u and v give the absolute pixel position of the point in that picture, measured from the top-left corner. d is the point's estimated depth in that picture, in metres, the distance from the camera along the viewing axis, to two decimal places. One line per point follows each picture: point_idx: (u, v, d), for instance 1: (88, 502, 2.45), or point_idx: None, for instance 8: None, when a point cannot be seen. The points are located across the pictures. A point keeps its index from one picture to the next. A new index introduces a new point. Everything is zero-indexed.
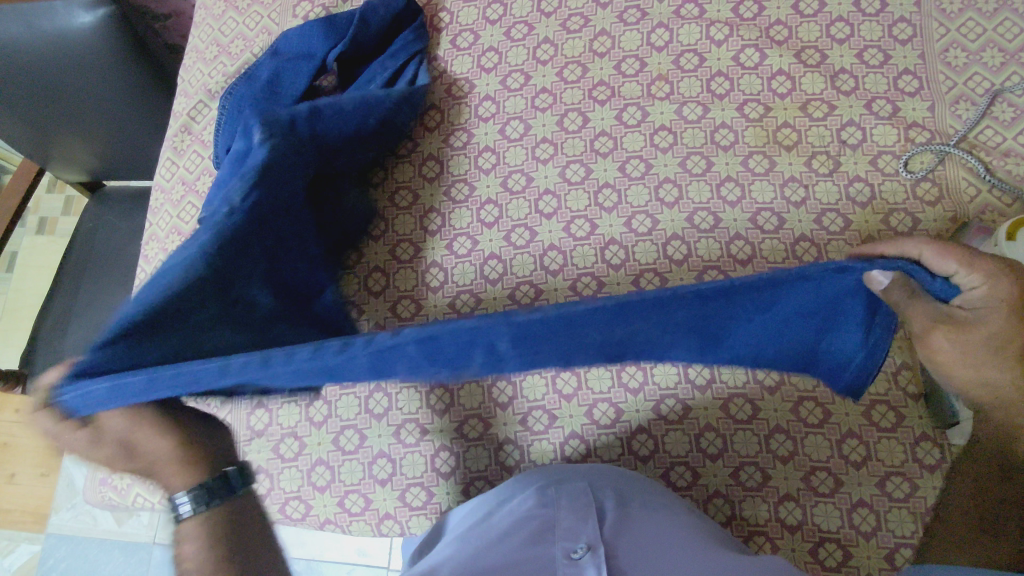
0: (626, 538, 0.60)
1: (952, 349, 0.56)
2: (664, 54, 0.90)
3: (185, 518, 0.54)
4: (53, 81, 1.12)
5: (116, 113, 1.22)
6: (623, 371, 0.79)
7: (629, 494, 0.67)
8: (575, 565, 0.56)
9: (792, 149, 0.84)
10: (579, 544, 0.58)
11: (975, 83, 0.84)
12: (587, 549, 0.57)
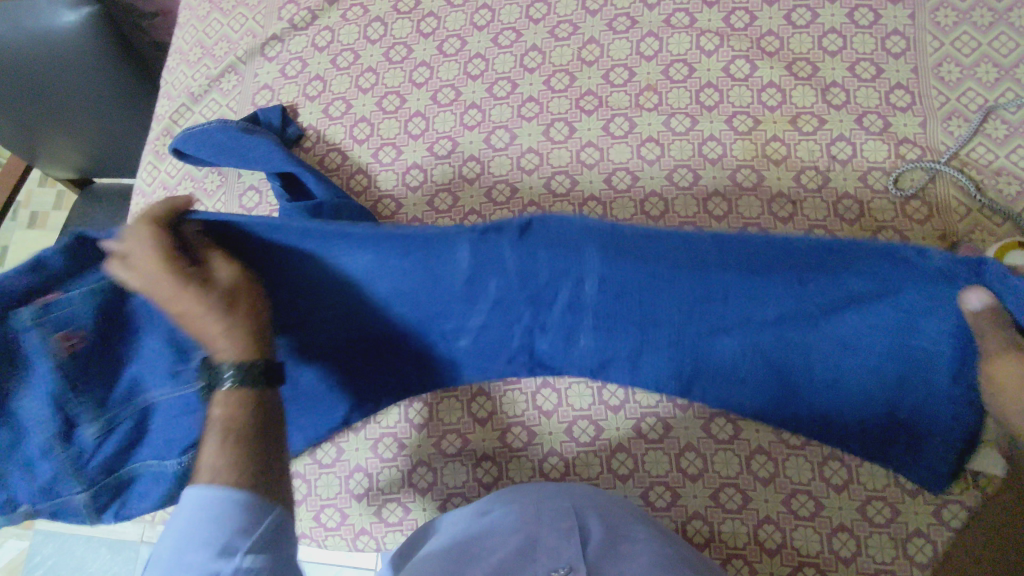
0: (612, 558, 0.57)
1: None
2: (653, 64, 0.89)
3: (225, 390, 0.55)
4: (41, 79, 1.11)
5: (105, 111, 1.21)
6: (603, 389, 0.79)
7: (614, 521, 0.65)
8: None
9: (781, 163, 0.83)
10: (562, 564, 0.56)
11: (968, 99, 0.82)
12: (569, 571, 0.55)
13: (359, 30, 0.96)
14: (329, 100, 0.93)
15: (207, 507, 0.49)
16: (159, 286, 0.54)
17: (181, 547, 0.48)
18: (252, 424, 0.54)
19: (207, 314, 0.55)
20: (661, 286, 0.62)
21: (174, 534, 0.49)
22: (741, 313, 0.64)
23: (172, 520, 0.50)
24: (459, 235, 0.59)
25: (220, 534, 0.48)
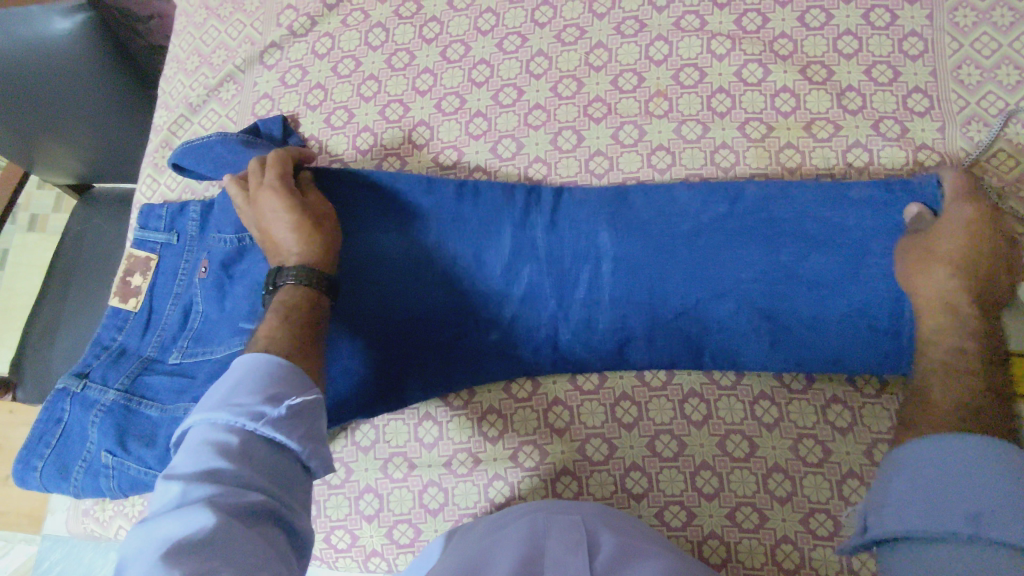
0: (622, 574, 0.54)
1: (935, 272, 0.63)
2: (663, 68, 0.86)
3: (287, 281, 0.66)
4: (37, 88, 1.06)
5: (103, 124, 1.17)
6: (616, 406, 0.78)
7: (627, 539, 0.62)
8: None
9: (796, 171, 0.81)
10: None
11: (988, 103, 0.80)
12: None
13: (360, 36, 0.93)
14: (330, 110, 0.91)
15: (259, 367, 0.54)
16: (262, 200, 0.70)
17: (231, 394, 0.52)
18: (301, 316, 0.63)
19: (282, 215, 0.69)
20: (674, 247, 0.73)
21: (224, 387, 0.53)
22: (727, 278, 0.71)
23: (220, 382, 0.54)
24: (506, 215, 0.77)
25: (265, 387, 0.53)
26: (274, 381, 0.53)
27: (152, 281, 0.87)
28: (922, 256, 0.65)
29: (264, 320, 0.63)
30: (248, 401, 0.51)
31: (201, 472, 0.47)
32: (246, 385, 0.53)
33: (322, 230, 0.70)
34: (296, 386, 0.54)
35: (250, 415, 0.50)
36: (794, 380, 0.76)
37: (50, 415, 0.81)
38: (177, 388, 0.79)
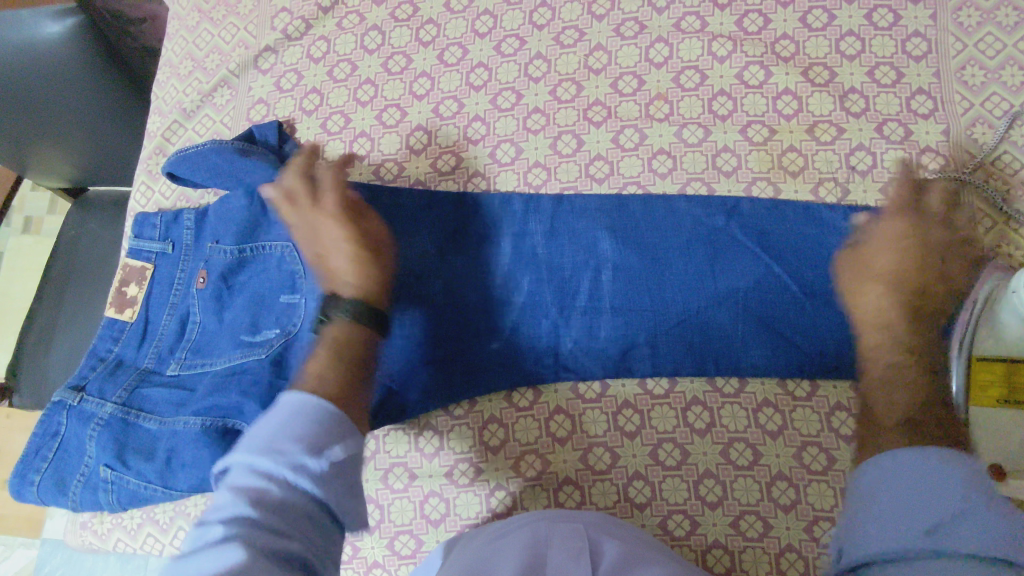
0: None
1: (866, 291, 0.67)
2: (663, 71, 0.85)
3: (336, 315, 0.63)
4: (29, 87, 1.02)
5: (99, 119, 1.14)
6: (618, 414, 0.77)
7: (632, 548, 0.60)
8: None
9: (798, 175, 0.80)
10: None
11: (993, 104, 0.79)
12: None
13: (356, 39, 0.92)
14: (327, 115, 0.90)
15: (307, 411, 0.50)
16: (320, 225, 0.71)
17: (277, 438, 0.48)
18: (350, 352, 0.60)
19: (343, 244, 0.69)
20: (668, 257, 0.77)
21: (269, 429, 0.49)
22: (717, 286, 0.75)
23: (262, 419, 0.50)
24: (507, 225, 0.81)
25: (312, 435, 0.49)
26: (324, 430, 0.49)
27: (147, 291, 0.86)
28: (858, 267, 0.69)
29: (314, 354, 0.59)
30: (296, 453, 0.47)
31: (237, 528, 0.43)
32: (293, 431, 0.49)
33: (378, 262, 0.68)
34: (342, 435, 0.50)
35: (295, 467, 0.47)
36: (798, 387, 0.75)
37: (47, 428, 0.80)
38: (175, 399, 0.78)
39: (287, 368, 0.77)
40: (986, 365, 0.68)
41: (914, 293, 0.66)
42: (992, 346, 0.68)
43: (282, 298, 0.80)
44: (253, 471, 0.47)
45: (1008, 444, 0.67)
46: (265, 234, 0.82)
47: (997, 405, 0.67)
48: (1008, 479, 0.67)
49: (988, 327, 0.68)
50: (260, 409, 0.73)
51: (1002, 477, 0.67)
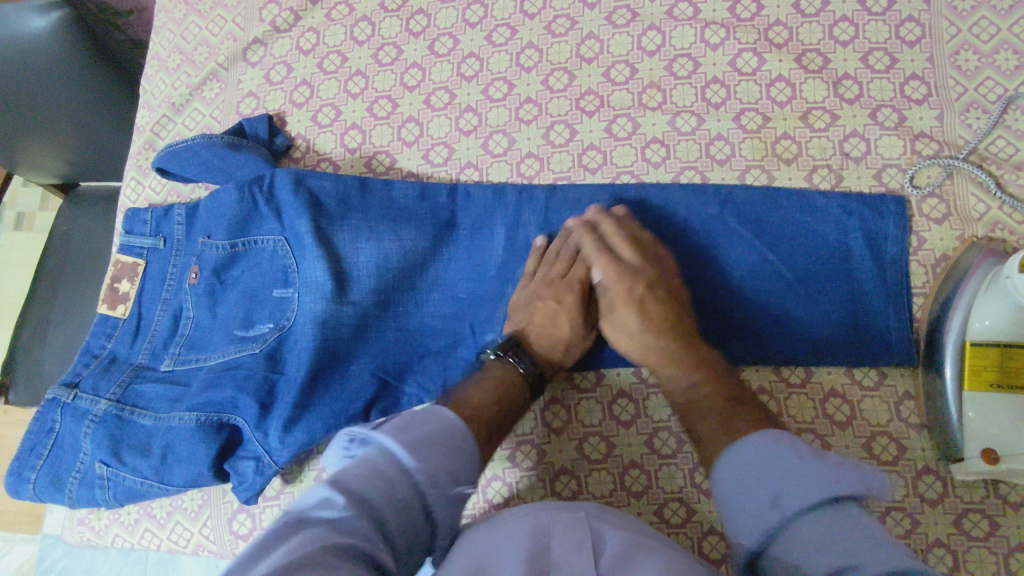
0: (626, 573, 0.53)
1: (618, 338, 0.74)
2: (655, 59, 0.84)
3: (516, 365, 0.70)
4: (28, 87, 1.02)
5: (96, 119, 1.14)
6: (614, 403, 0.77)
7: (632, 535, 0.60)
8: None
9: (792, 162, 0.80)
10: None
11: (986, 89, 0.78)
12: None
13: (345, 30, 0.91)
14: (317, 107, 0.89)
15: (455, 431, 0.58)
16: (558, 284, 0.76)
17: (423, 438, 0.55)
18: (511, 404, 0.67)
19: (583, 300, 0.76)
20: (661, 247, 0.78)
21: (414, 431, 0.56)
22: (710, 275, 0.77)
23: (412, 421, 0.57)
24: (500, 215, 0.81)
25: (448, 457, 0.55)
26: (461, 455, 0.56)
27: (140, 287, 0.86)
28: (608, 321, 0.75)
29: (481, 388, 0.67)
30: (437, 461, 0.54)
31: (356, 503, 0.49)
32: (437, 440, 0.56)
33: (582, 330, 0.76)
34: (473, 470, 0.57)
35: (427, 475, 0.53)
36: (793, 374, 0.75)
37: (41, 426, 0.80)
38: (171, 396, 0.78)
39: (281, 363, 0.77)
40: (980, 350, 0.68)
41: (660, 321, 0.72)
42: (986, 330, 0.68)
43: (274, 293, 0.80)
44: (391, 453, 0.54)
45: (1001, 427, 0.67)
46: (256, 229, 0.81)
47: (988, 388, 0.68)
48: (1002, 462, 0.66)
49: (982, 311, 0.68)
50: (255, 403, 0.74)
51: (994, 460, 0.67)
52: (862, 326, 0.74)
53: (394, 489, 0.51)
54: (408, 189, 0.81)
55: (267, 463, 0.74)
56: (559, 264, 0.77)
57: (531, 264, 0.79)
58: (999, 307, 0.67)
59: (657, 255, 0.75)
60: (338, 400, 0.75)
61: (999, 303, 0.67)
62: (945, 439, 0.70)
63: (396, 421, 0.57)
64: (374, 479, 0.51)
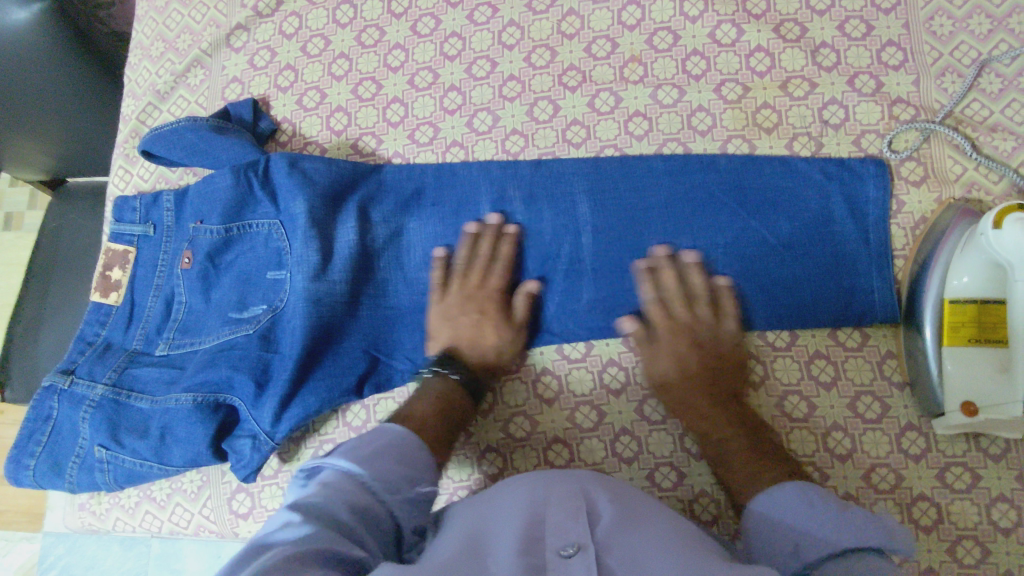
0: (619, 538, 0.54)
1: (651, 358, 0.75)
2: (636, 33, 0.85)
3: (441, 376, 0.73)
4: (23, 74, 1.00)
5: (89, 104, 1.14)
6: (604, 371, 0.79)
7: (622, 500, 0.60)
8: (564, 565, 0.51)
9: (772, 131, 0.81)
10: (569, 544, 0.53)
11: (961, 53, 0.79)
12: (576, 550, 0.52)
13: (328, 14, 0.91)
14: (302, 91, 0.90)
15: (403, 440, 0.61)
16: (482, 292, 0.78)
17: (373, 454, 0.58)
18: (454, 412, 0.71)
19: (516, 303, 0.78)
20: (648, 217, 0.79)
21: (367, 450, 0.58)
22: (698, 240, 0.78)
23: (363, 440, 0.60)
24: (485, 192, 0.82)
25: (398, 469, 0.58)
26: (413, 461, 0.60)
27: (132, 274, 0.86)
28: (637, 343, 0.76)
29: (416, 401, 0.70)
30: (387, 470, 0.57)
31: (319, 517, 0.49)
32: (388, 453, 0.59)
33: (513, 329, 0.78)
34: (427, 474, 0.61)
35: (382, 484, 0.56)
36: (778, 338, 0.77)
37: (37, 413, 0.81)
38: (167, 379, 0.79)
39: (275, 342, 0.78)
40: (957, 306, 0.69)
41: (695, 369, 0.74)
42: (964, 287, 0.69)
43: (268, 275, 0.81)
44: (346, 471, 0.56)
45: (979, 381, 0.68)
46: (250, 213, 0.82)
47: (967, 342, 0.69)
48: (980, 414, 0.68)
49: (960, 268, 0.69)
50: (252, 381, 0.75)
51: (973, 412, 0.68)
52: (848, 290, 0.75)
53: (357, 497, 0.53)
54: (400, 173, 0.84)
55: (264, 440, 0.75)
56: (473, 273, 0.79)
57: (439, 274, 0.80)
58: (977, 263, 0.68)
59: (713, 315, 0.75)
60: (332, 374, 0.77)
61: (976, 259, 0.68)
62: (930, 400, 0.71)
63: (349, 444, 0.59)
64: (339, 492, 0.53)
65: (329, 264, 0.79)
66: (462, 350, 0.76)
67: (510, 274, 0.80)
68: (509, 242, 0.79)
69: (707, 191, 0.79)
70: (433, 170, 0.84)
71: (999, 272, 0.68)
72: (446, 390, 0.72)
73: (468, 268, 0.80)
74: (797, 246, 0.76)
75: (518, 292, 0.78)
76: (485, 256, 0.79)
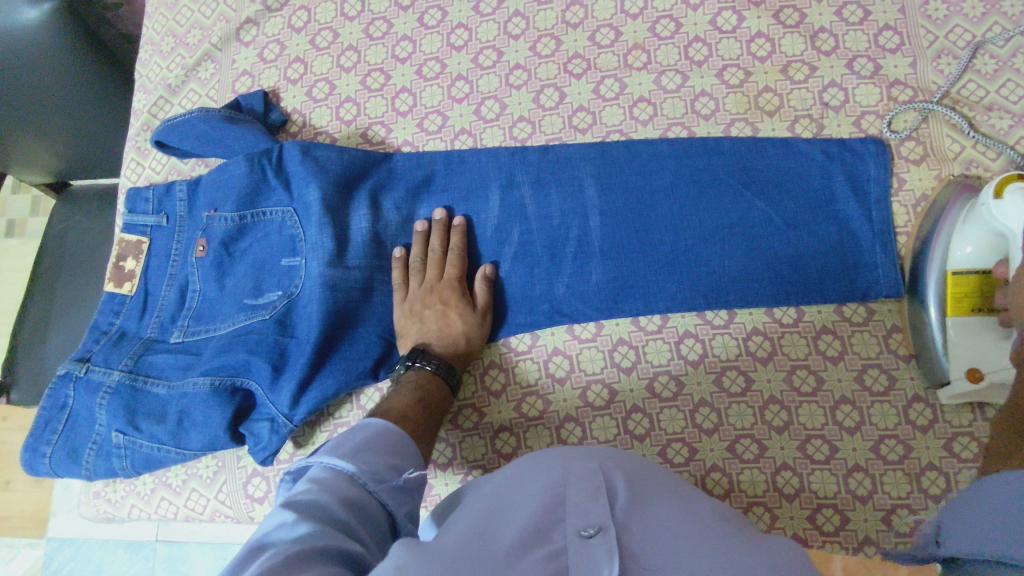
0: (641, 515, 0.51)
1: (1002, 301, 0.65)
2: (639, 22, 0.87)
3: (415, 368, 0.74)
4: (32, 68, 1.00)
5: (97, 103, 1.14)
6: (615, 351, 0.80)
7: (641, 475, 0.57)
8: (585, 548, 0.47)
9: (775, 114, 0.83)
10: (589, 525, 0.49)
11: (956, 35, 0.81)
12: (598, 531, 0.48)
13: (335, 7, 0.93)
14: (312, 82, 0.92)
15: (388, 433, 0.60)
16: (442, 283, 0.79)
17: (358, 448, 0.56)
18: (432, 402, 0.72)
19: (477, 288, 0.80)
20: (655, 199, 0.81)
21: (353, 444, 0.56)
22: (704, 220, 0.79)
23: (346, 434, 0.58)
24: (493, 179, 0.84)
25: (385, 461, 0.56)
26: (399, 453, 0.58)
27: (146, 263, 0.87)
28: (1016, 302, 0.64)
29: (400, 391, 0.71)
30: (375, 461, 0.55)
31: (322, 514, 0.48)
32: (372, 447, 0.57)
33: (479, 312, 0.79)
34: (414, 462, 0.59)
35: (370, 474, 0.54)
36: (785, 314, 0.78)
37: (54, 401, 0.82)
38: (184, 364, 0.80)
39: (291, 327, 0.79)
40: (961, 277, 0.71)
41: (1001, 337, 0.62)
42: (967, 257, 0.71)
43: (282, 261, 0.82)
44: (335, 467, 0.53)
45: (981, 349, 0.71)
46: (264, 201, 0.84)
47: (970, 313, 0.71)
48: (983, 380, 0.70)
49: (962, 239, 0.71)
50: (269, 365, 0.76)
51: (978, 379, 0.70)
52: (853, 266, 0.76)
53: (347, 492, 0.51)
54: (411, 160, 0.85)
55: (283, 422, 0.76)
56: (430, 268, 0.80)
57: (400, 275, 0.81)
58: (979, 233, 0.70)
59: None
60: (348, 358, 0.78)
61: (979, 228, 0.70)
62: (935, 372, 0.73)
63: (332, 442, 0.57)
64: (330, 488, 0.51)
65: (344, 251, 0.80)
66: (434, 342, 0.77)
67: (465, 263, 0.81)
68: (458, 233, 0.81)
69: (712, 173, 0.80)
70: (442, 157, 0.85)
71: (1000, 241, 0.69)
72: (421, 379, 0.73)
73: (424, 263, 0.81)
74: (801, 225, 0.77)
75: (477, 278, 0.80)
76: (436, 249, 0.81)
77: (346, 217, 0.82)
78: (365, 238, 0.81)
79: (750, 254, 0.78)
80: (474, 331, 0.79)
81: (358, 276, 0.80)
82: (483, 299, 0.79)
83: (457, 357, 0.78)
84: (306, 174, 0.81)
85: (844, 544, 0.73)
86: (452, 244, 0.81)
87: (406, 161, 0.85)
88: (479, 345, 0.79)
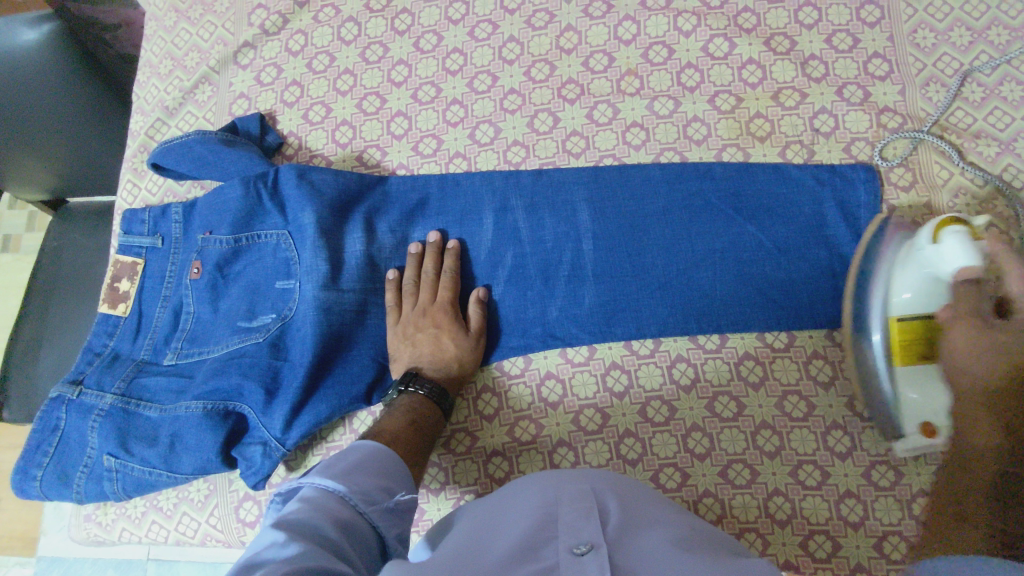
0: (633, 535, 0.50)
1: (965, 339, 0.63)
2: (632, 48, 0.88)
3: (410, 392, 0.74)
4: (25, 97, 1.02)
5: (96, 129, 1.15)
6: (607, 375, 0.80)
7: (635, 499, 0.57)
8: (576, 564, 0.47)
9: (766, 139, 0.84)
10: (581, 542, 0.49)
11: (944, 64, 0.83)
12: (590, 548, 0.48)
13: (332, 31, 0.94)
14: (308, 105, 0.92)
15: (380, 455, 0.60)
16: (436, 306, 0.79)
17: (349, 469, 0.56)
18: (424, 426, 0.71)
19: (472, 312, 0.80)
20: (647, 224, 0.81)
21: (345, 465, 0.56)
22: (696, 246, 0.80)
23: (337, 456, 0.58)
24: (488, 203, 0.84)
25: (376, 483, 0.56)
26: (390, 475, 0.59)
27: (140, 285, 0.87)
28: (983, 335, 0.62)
29: (392, 415, 0.71)
30: (366, 482, 0.55)
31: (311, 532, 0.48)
32: (363, 468, 0.57)
33: (473, 336, 0.79)
34: (405, 485, 0.60)
35: (361, 495, 0.54)
36: (776, 339, 0.78)
37: (45, 423, 0.81)
38: (177, 387, 0.80)
39: (285, 350, 0.79)
40: (903, 323, 0.69)
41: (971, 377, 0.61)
42: (906, 302, 0.70)
43: (277, 284, 0.82)
44: (325, 486, 0.53)
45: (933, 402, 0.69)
46: (259, 224, 0.84)
47: (918, 360, 0.69)
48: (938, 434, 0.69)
49: (900, 284, 0.70)
50: (262, 388, 0.76)
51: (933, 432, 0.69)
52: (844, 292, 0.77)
53: (337, 511, 0.51)
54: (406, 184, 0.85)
55: (275, 446, 0.76)
56: (423, 291, 0.80)
57: (393, 297, 0.81)
58: (918, 278, 0.69)
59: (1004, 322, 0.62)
60: (342, 381, 0.78)
61: (918, 274, 0.69)
62: (892, 424, 0.72)
63: (322, 463, 0.57)
64: (320, 507, 0.51)
65: (338, 274, 0.80)
66: (428, 366, 0.77)
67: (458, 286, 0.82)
68: (452, 256, 0.82)
69: (703, 199, 0.81)
70: (436, 181, 0.86)
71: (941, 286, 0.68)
72: (413, 404, 0.73)
73: (419, 286, 0.81)
74: (792, 251, 0.78)
75: (471, 302, 0.80)
76: (430, 272, 0.81)
77: (340, 240, 0.82)
78: (360, 262, 0.82)
79: (741, 280, 0.78)
80: (468, 355, 0.79)
81: (352, 299, 0.81)
82: (478, 322, 0.80)
83: (451, 380, 0.78)
84: (301, 198, 0.82)
85: (837, 571, 0.73)
86: (445, 268, 0.81)
87: (401, 184, 0.85)
88: (473, 369, 0.80)
